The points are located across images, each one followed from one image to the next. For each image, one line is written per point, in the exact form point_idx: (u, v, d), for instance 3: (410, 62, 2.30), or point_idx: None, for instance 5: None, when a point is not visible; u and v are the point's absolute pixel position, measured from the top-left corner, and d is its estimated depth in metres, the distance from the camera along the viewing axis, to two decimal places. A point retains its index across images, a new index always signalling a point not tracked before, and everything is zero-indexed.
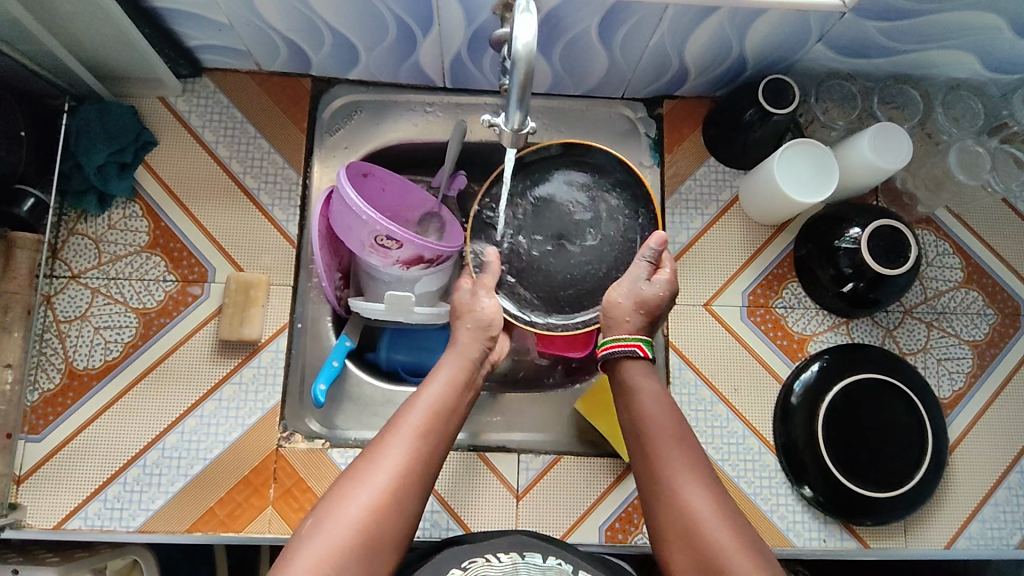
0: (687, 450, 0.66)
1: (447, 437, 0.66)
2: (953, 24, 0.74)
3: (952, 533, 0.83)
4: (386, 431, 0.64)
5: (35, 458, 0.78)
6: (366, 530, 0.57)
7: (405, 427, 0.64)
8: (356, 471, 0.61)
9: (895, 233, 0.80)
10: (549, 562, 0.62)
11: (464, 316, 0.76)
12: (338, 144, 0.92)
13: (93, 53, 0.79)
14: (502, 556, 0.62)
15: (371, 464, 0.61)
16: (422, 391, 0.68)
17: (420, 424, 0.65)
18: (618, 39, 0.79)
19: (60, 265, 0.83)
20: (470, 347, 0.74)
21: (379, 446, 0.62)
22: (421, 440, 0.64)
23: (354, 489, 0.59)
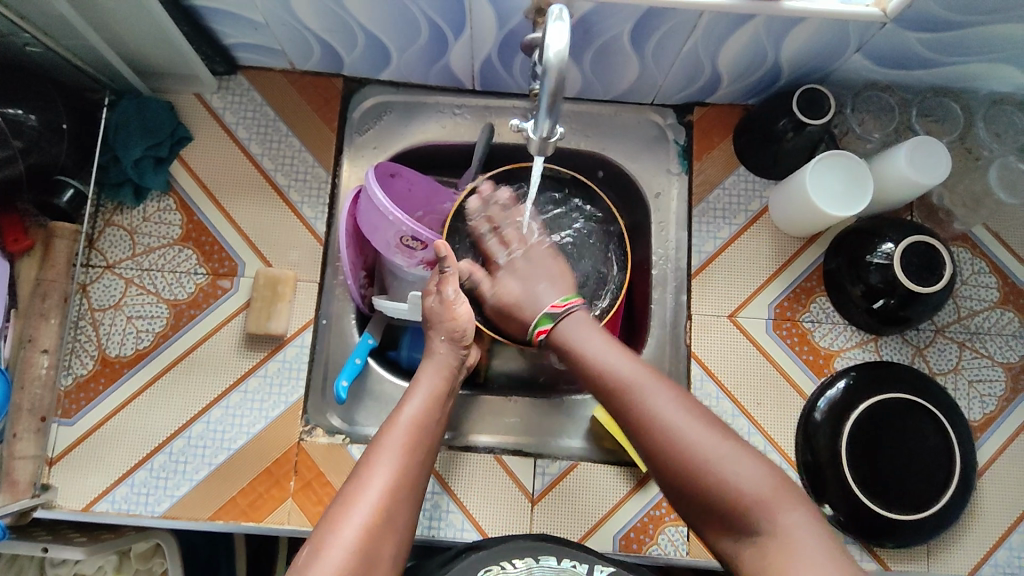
0: (640, 373, 0.66)
1: (431, 452, 0.68)
2: (998, 36, 0.72)
3: (978, 559, 0.81)
4: (369, 453, 0.65)
5: (68, 441, 0.81)
6: (362, 554, 0.57)
7: (390, 445, 0.65)
8: (347, 494, 0.61)
9: (930, 250, 0.78)
10: (563, 563, 0.64)
11: (438, 327, 0.77)
12: (366, 144, 0.92)
13: (133, 49, 0.81)
14: (516, 562, 0.64)
15: (359, 487, 0.61)
16: (402, 406, 0.69)
17: (405, 442, 0.66)
18: (651, 45, 0.78)
19: (96, 255, 0.85)
20: (448, 358, 0.76)
21: (362, 471, 0.63)
22: (408, 458, 0.65)
23: (347, 510, 0.60)
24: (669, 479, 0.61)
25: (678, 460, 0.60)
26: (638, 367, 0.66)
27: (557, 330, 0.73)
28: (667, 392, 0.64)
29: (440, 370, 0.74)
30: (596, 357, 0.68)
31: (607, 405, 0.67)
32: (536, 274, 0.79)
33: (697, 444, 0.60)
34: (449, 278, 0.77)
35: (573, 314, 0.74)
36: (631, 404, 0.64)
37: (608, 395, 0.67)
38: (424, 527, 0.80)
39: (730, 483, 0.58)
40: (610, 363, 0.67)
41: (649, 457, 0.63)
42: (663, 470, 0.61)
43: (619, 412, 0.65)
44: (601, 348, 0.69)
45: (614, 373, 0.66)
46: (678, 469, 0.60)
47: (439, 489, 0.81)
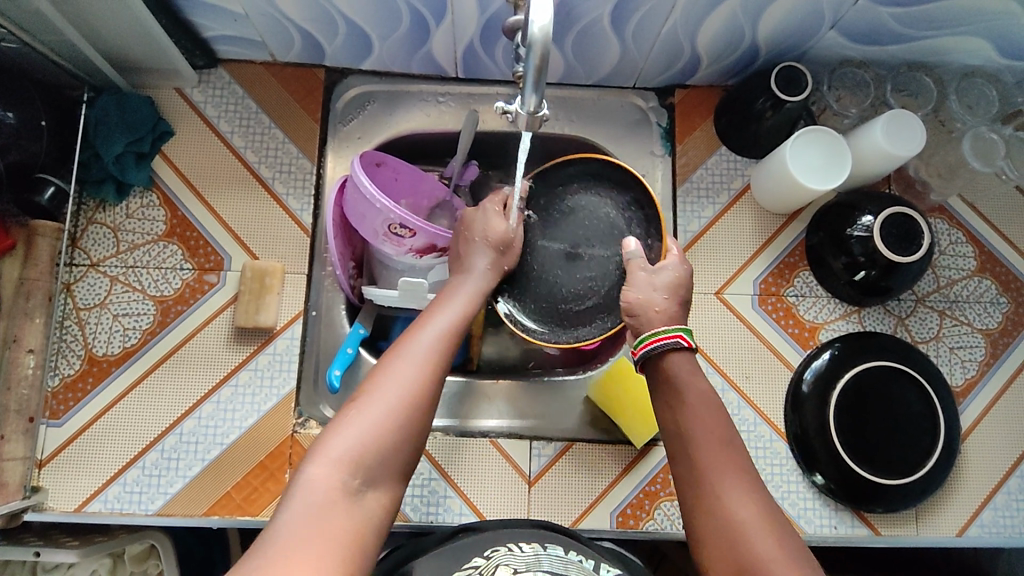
0: (723, 455, 0.62)
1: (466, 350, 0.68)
2: (966, 10, 0.74)
3: (964, 521, 0.83)
4: (410, 335, 0.64)
5: (57, 442, 0.80)
6: (401, 415, 0.57)
7: (431, 332, 0.64)
8: (383, 366, 0.61)
9: (908, 221, 0.80)
10: (571, 555, 0.60)
11: (480, 233, 0.77)
12: (351, 135, 0.92)
13: (111, 44, 0.80)
14: (523, 546, 0.60)
15: (398, 361, 0.61)
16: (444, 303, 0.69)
17: (443, 328, 0.65)
18: (631, 27, 0.79)
19: (80, 254, 0.84)
20: (488, 271, 0.76)
21: (402, 349, 0.62)
22: (447, 339, 0.64)
23: (388, 377, 0.59)
24: (720, 568, 0.57)
25: (737, 554, 0.56)
26: (723, 446, 0.62)
27: (647, 361, 0.70)
28: (740, 485, 0.60)
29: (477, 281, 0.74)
30: (684, 423, 0.65)
31: (683, 468, 0.63)
32: (665, 288, 0.74)
33: (763, 549, 0.55)
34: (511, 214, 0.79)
35: (682, 355, 0.69)
36: (706, 486, 0.61)
37: (688, 460, 0.63)
38: (422, 514, 0.80)
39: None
40: (699, 428, 0.64)
41: (708, 540, 0.59)
42: (717, 556, 0.58)
43: (691, 485, 0.62)
44: (699, 411, 0.65)
45: (698, 452, 0.63)
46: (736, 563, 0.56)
47: (437, 476, 0.82)
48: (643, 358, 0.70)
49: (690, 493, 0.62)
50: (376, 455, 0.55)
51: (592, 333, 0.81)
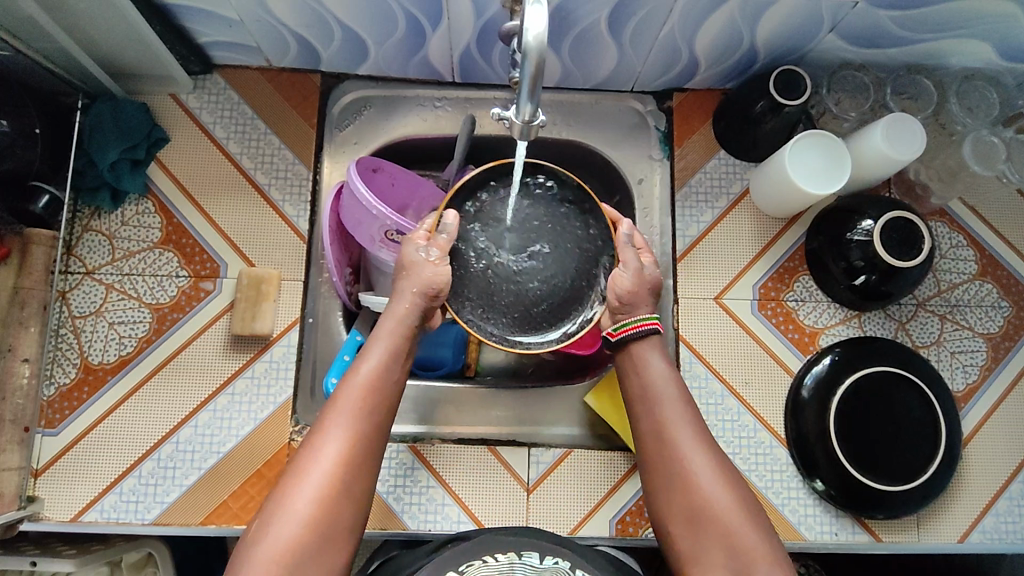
0: (684, 417, 0.69)
1: (386, 412, 0.67)
2: (966, 13, 0.73)
3: (967, 526, 0.83)
4: (320, 421, 0.64)
5: (52, 452, 0.79)
6: (317, 522, 0.59)
7: (340, 414, 0.64)
8: (297, 467, 0.62)
9: (909, 225, 0.79)
10: (545, 562, 0.61)
11: (412, 279, 0.71)
12: (348, 140, 0.92)
13: (106, 52, 0.80)
14: (498, 556, 0.61)
15: (307, 460, 0.62)
16: (355, 370, 0.67)
17: (356, 407, 0.65)
18: (628, 31, 0.79)
19: (75, 262, 0.83)
20: (410, 313, 0.70)
21: (313, 442, 0.63)
22: (360, 421, 0.64)
23: (297, 482, 0.60)
24: (678, 522, 0.65)
25: (693, 503, 0.64)
26: (684, 409, 0.69)
27: (624, 344, 0.73)
28: (697, 444, 0.67)
29: (395, 327, 0.70)
30: (649, 386, 0.71)
31: (644, 425, 0.70)
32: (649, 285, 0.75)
33: (719, 499, 0.64)
34: (438, 240, 0.71)
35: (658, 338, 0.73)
36: (666, 443, 0.68)
37: (650, 418, 0.70)
38: (420, 522, 0.80)
39: (735, 534, 0.62)
40: (665, 391, 0.70)
41: (665, 488, 0.67)
42: (675, 502, 0.66)
43: (654, 440, 0.69)
44: (665, 378, 0.71)
45: (662, 413, 0.69)
46: (693, 509, 0.64)
47: (434, 483, 0.81)
48: (618, 342, 0.73)
49: (652, 449, 0.69)
50: (297, 564, 0.57)
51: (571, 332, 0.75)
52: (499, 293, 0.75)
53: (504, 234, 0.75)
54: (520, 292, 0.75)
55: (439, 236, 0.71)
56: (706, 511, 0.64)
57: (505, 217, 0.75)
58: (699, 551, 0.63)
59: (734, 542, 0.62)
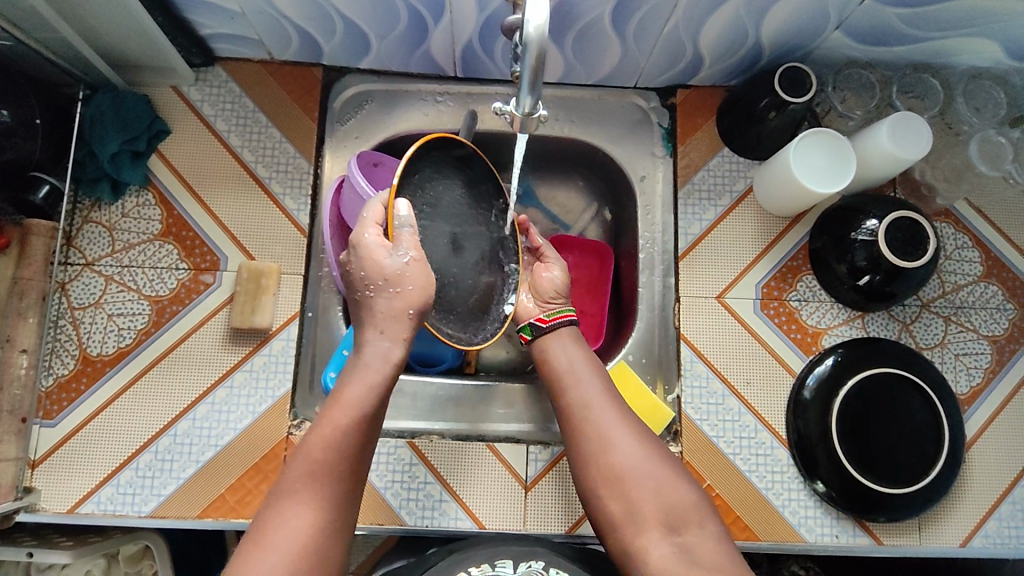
0: (606, 387, 0.71)
1: (358, 473, 0.62)
2: (973, 11, 0.73)
3: (969, 530, 0.82)
4: (286, 485, 0.58)
5: (50, 443, 0.79)
6: None
7: (308, 474, 0.59)
8: (257, 536, 0.55)
9: (913, 225, 0.79)
10: (520, 569, 0.60)
11: (405, 297, 0.68)
12: (349, 134, 0.91)
13: (107, 43, 0.80)
14: (472, 570, 0.60)
15: (271, 527, 0.55)
16: (325, 426, 0.62)
17: (324, 470, 0.59)
18: (632, 26, 0.78)
19: (75, 253, 0.83)
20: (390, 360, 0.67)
21: (277, 508, 0.57)
22: (329, 484, 0.59)
23: (259, 553, 0.54)
24: (602, 484, 0.64)
25: (618, 464, 0.64)
26: (604, 379, 0.72)
27: (553, 329, 0.76)
28: (617, 409, 0.68)
29: (378, 373, 0.66)
30: (569, 360, 0.73)
31: (567, 396, 0.71)
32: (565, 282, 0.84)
33: (646, 459, 0.64)
34: (404, 236, 0.67)
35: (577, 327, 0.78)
36: (590, 409, 0.69)
37: (571, 390, 0.71)
38: (417, 518, 0.80)
39: (668, 489, 0.62)
40: (587, 362, 0.73)
41: (592, 453, 0.66)
42: (602, 465, 0.65)
43: (579, 406, 0.69)
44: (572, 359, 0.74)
45: (584, 382, 0.71)
46: (620, 469, 0.64)
47: (432, 479, 0.81)
48: (550, 327, 0.76)
49: (576, 417, 0.69)
50: None
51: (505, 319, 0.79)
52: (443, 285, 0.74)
53: (433, 222, 0.73)
54: (462, 282, 0.75)
55: (401, 232, 0.67)
56: (635, 470, 0.64)
57: (430, 205, 0.72)
58: (632, 511, 0.62)
59: (667, 497, 0.62)
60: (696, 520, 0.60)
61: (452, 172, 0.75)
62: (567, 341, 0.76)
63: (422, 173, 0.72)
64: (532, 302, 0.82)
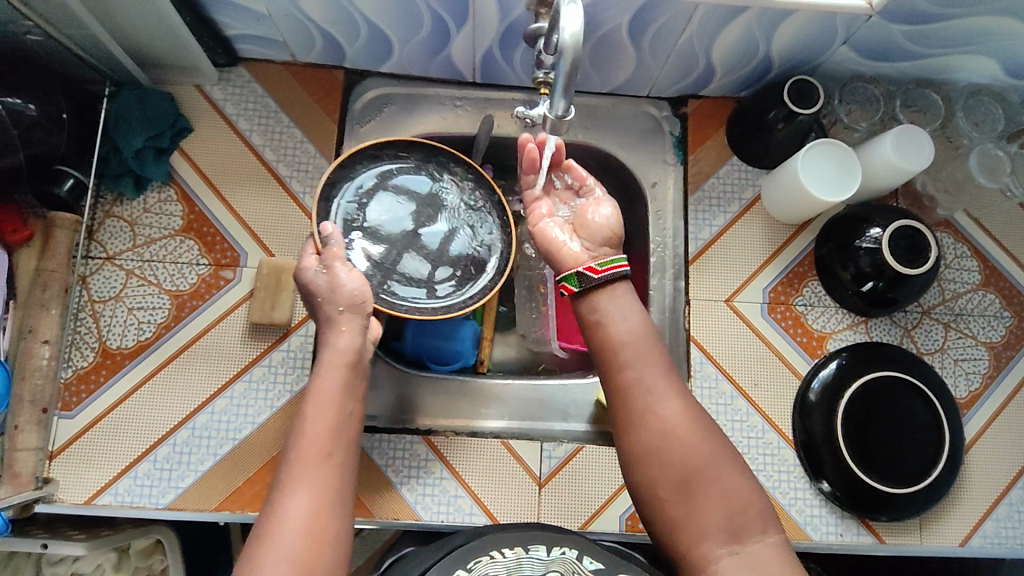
0: (666, 370, 0.65)
1: (350, 457, 0.59)
2: (974, 30, 0.76)
3: (967, 530, 0.84)
4: (282, 477, 0.56)
5: (68, 434, 0.80)
6: None
7: (302, 464, 0.57)
8: (261, 527, 0.54)
9: (915, 234, 0.82)
10: (553, 553, 0.61)
11: (334, 298, 0.67)
12: (368, 136, 0.93)
13: (134, 41, 0.81)
14: (506, 551, 0.61)
15: (275, 519, 0.53)
16: (311, 415, 0.59)
17: (318, 455, 0.57)
18: (648, 37, 0.81)
19: (96, 247, 0.84)
20: (354, 342, 0.65)
21: (277, 500, 0.55)
22: (326, 468, 0.57)
23: (266, 546, 0.52)
24: (664, 472, 0.61)
25: (680, 462, 0.60)
26: (666, 360, 0.66)
27: (605, 282, 0.69)
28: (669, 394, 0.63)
29: (346, 358, 0.64)
30: (630, 332, 0.67)
31: (624, 378, 0.65)
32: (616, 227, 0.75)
33: (709, 459, 0.61)
34: (331, 249, 0.69)
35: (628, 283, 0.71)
36: (650, 396, 0.63)
37: (628, 372, 0.65)
38: (433, 513, 0.81)
39: (732, 491, 0.60)
40: (650, 337, 0.67)
41: (650, 445, 0.62)
42: (661, 460, 0.61)
43: (639, 391, 0.64)
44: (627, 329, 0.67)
45: (644, 364, 0.65)
46: (683, 467, 0.60)
47: (447, 475, 0.82)
48: (603, 279, 0.69)
49: (636, 403, 0.63)
50: None
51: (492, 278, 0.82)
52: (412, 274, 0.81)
53: (384, 221, 0.81)
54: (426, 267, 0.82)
55: (328, 247, 0.69)
56: (698, 467, 0.60)
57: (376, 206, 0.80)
58: (691, 514, 0.59)
59: (729, 502, 0.59)
60: (757, 526, 0.58)
61: (399, 169, 0.82)
62: (623, 303, 0.69)
63: (356, 181, 0.80)
64: (580, 247, 0.74)
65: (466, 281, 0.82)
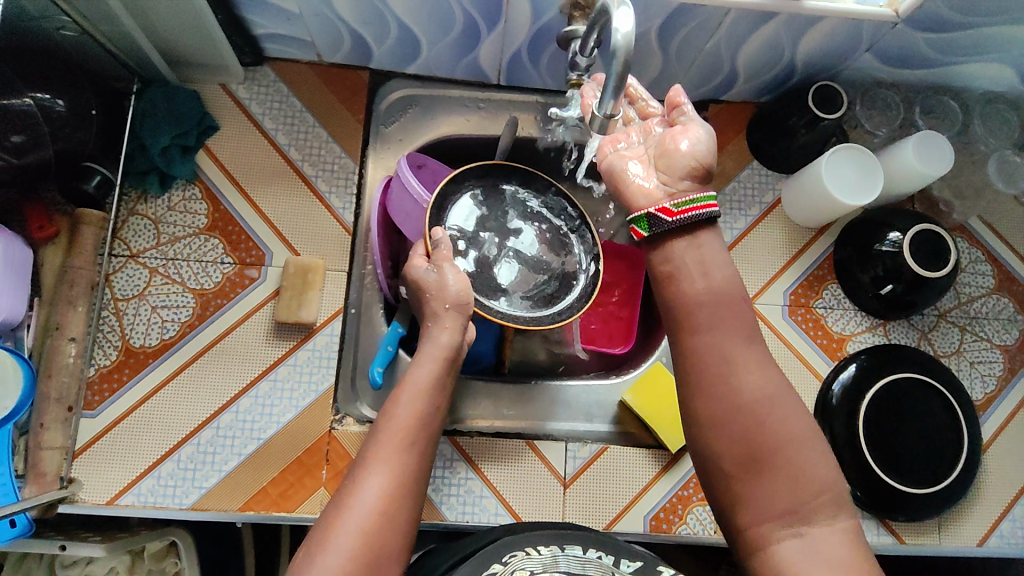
0: (748, 341, 0.58)
1: (430, 446, 0.63)
2: (994, 38, 0.78)
3: (984, 531, 0.86)
4: (366, 450, 0.60)
5: (91, 434, 0.79)
6: (364, 554, 0.53)
7: (385, 442, 0.60)
8: (340, 498, 0.57)
9: (935, 238, 0.83)
10: (589, 554, 0.60)
11: (438, 296, 0.74)
12: (393, 136, 0.93)
13: (164, 39, 0.81)
14: (541, 548, 0.60)
15: (355, 489, 0.57)
16: (402, 400, 0.64)
17: (402, 437, 0.61)
18: (676, 42, 0.82)
19: (120, 245, 0.83)
20: (451, 341, 0.72)
21: (358, 474, 0.58)
22: (407, 451, 0.60)
23: (343, 514, 0.55)
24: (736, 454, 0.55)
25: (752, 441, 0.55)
26: (748, 328, 0.58)
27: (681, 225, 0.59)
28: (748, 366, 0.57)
29: (439, 354, 0.70)
30: (707, 295, 0.58)
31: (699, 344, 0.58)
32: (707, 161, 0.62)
33: (783, 439, 0.55)
34: (439, 253, 0.77)
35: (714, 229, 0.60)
36: (725, 370, 0.57)
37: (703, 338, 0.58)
38: (458, 513, 0.81)
39: (806, 478, 0.54)
40: (731, 297, 0.59)
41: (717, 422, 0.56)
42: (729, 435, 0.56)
43: (712, 359, 0.57)
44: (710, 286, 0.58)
45: (720, 330, 0.57)
46: (752, 448, 0.55)
47: (473, 475, 0.82)
48: (679, 222, 0.59)
49: (706, 376, 0.57)
50: None
51: (579, 297, 0.85)
52: (510, 285, 0.85)
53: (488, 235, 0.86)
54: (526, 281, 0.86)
55: (437, 250, 0.77)
56: (770, 448, 0.55)
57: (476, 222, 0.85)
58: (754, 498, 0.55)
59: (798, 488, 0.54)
60: (828, 513, 0.53)
61: (497, 190, 0.87)
62: (705, 253, 0.59)
63: (461, 197, 0.85)
64: (655, 183, 0.63)
65: (563, 291, 0.85)
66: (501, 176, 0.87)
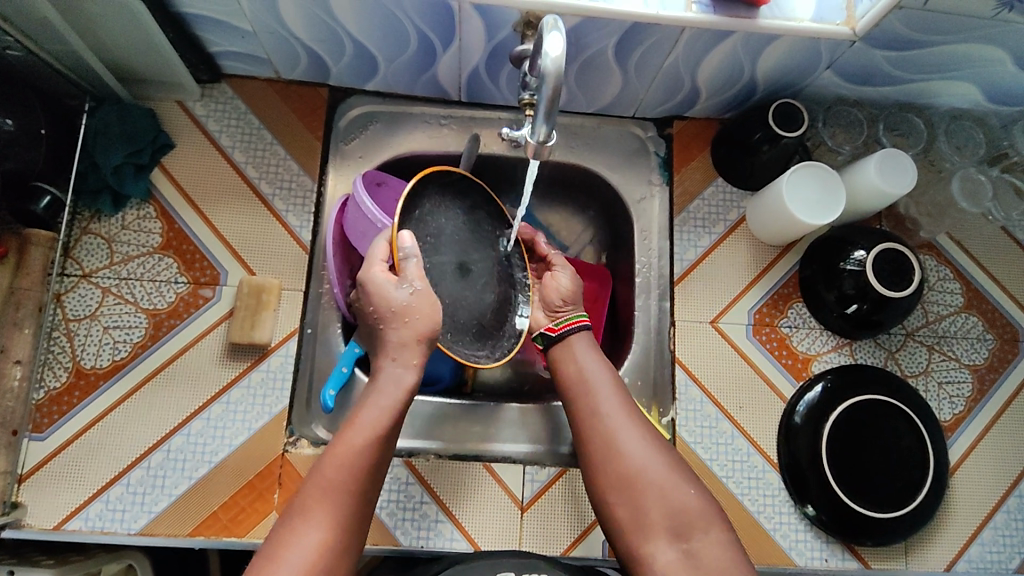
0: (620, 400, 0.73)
1: (368, 495, 0.64)
2: (955, 56, 0.76)
3: (952, 555, 0.84)
4: (303, 503, 0.60)
5: (38, 457, 0.77)
6: None
7: (321, 494, 0.61)
8: (273, 550, 0.57)
9: (899, 257, 0.82)
10: None
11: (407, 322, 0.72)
12: (352, 153, 0.92)
13: (117, 57, 0.80)
14: None
15: (289, 543, 0.57)
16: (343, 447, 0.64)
17: (340, 489, 0.61)
18: (633, 60, 0.81)
19: (72, 264, 0.83)
20: (408, 380, 0.71)
21: (293, 528, 0.59)
22: (343, 504, 0.61)
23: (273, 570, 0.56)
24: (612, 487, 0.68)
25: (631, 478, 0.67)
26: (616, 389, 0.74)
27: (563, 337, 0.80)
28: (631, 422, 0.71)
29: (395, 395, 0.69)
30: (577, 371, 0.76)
31: (580, 405, 0.74)
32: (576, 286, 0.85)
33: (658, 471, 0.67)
34: (410, 269, 0.72)
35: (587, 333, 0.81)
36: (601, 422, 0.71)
37: (585, 396, 0.74)
38: (412, 538, 0.79)
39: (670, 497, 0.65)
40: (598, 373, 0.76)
41: (605, 462, 0.69)
42: (609, 471, 0.68)
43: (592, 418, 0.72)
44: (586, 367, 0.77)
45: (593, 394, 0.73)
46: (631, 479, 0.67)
47: (428, 499, 0.81)
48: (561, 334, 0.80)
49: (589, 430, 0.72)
50: None
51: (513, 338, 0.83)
52: (461, 310, 0.81)
53: (442, 249, 0.81)
54: (473, 303, 0.82)
55: (408, 265, 0.72)
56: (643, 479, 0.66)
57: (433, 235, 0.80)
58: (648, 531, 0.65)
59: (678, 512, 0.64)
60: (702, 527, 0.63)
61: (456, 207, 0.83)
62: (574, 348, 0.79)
63: (424, 202, 0.79)
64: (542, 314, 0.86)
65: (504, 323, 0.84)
66: (465, 190, 0.83)
